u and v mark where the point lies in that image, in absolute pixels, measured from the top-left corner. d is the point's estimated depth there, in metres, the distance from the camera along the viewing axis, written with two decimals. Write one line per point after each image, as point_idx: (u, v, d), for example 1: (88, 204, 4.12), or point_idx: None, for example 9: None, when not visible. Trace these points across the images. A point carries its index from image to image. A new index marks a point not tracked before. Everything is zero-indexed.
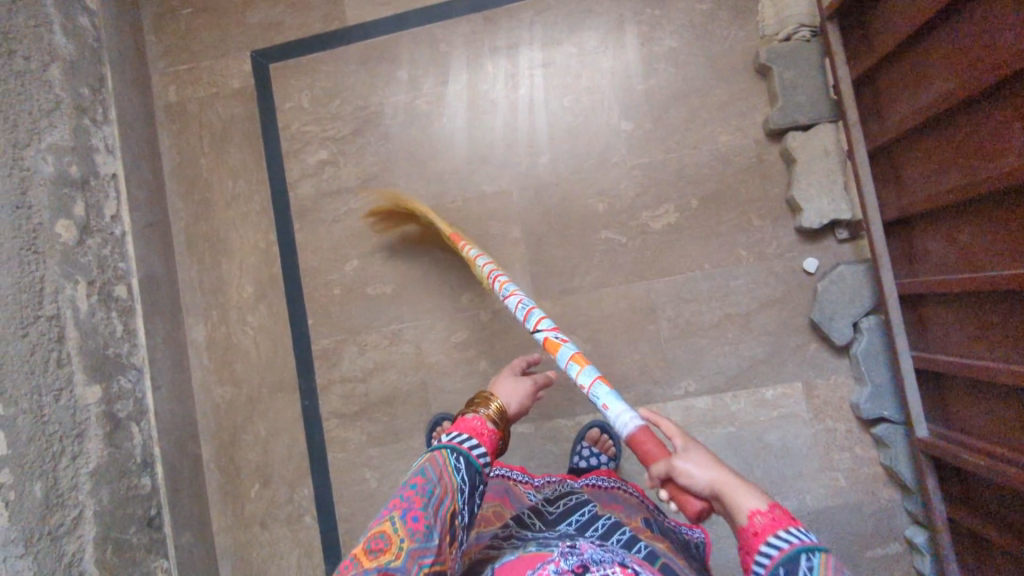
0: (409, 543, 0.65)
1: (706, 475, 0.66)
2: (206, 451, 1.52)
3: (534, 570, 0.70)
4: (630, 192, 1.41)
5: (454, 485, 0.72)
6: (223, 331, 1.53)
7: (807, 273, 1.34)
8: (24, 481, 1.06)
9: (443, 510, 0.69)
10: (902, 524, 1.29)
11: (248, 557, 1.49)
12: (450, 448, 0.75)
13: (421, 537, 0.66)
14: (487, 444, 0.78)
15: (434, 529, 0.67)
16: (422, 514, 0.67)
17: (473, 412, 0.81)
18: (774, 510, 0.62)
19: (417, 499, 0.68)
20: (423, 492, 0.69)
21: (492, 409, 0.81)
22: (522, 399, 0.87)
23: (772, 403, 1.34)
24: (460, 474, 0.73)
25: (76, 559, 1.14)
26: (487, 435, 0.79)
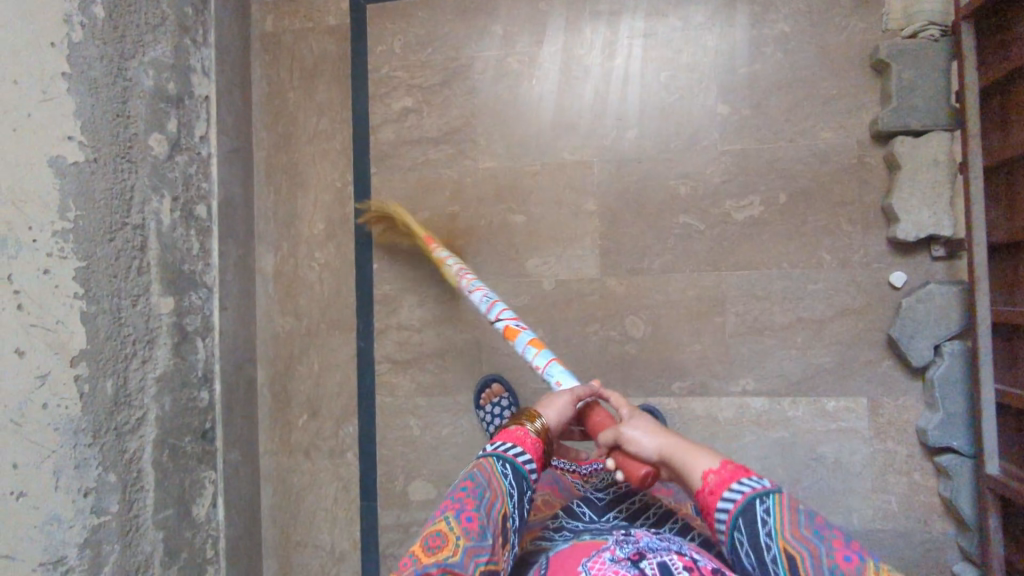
0: (465, 541, 0.62)
1: (650, 442, 0.74)
2: (261, 376, 1.56)
3: (589, 558, 0.67)
4: (715, 178, 1.36)
5: (503, 488, 0.69)
6: (290, 263, 1.56)
7: (893, 287, 1.27)
8: (98, 376, 1.12)
9: (495, 512, 0.66)
10: (951, 559, 1.23)
11: (289, 482, 1.54)
12: (495, 456, 0.72)
13: (477, 536, 0.62)
14: (532, 451, 0.75)
15: (488, 530, 0.63)
16: (475, 515, 0.64)
17: (515, 423, 0.78)
18: (725, 467, 0.65)
19: (469, 500, 0.65)
20: (474, 494, 0.66)
21: (535, 423, 0.78)
22: (562, 412, 0.83)
23: (833, 415, 1.29)
24: (508, 478, 0.70)
25: (136, 457, 1.20)
26: (531, 444, 0.75)
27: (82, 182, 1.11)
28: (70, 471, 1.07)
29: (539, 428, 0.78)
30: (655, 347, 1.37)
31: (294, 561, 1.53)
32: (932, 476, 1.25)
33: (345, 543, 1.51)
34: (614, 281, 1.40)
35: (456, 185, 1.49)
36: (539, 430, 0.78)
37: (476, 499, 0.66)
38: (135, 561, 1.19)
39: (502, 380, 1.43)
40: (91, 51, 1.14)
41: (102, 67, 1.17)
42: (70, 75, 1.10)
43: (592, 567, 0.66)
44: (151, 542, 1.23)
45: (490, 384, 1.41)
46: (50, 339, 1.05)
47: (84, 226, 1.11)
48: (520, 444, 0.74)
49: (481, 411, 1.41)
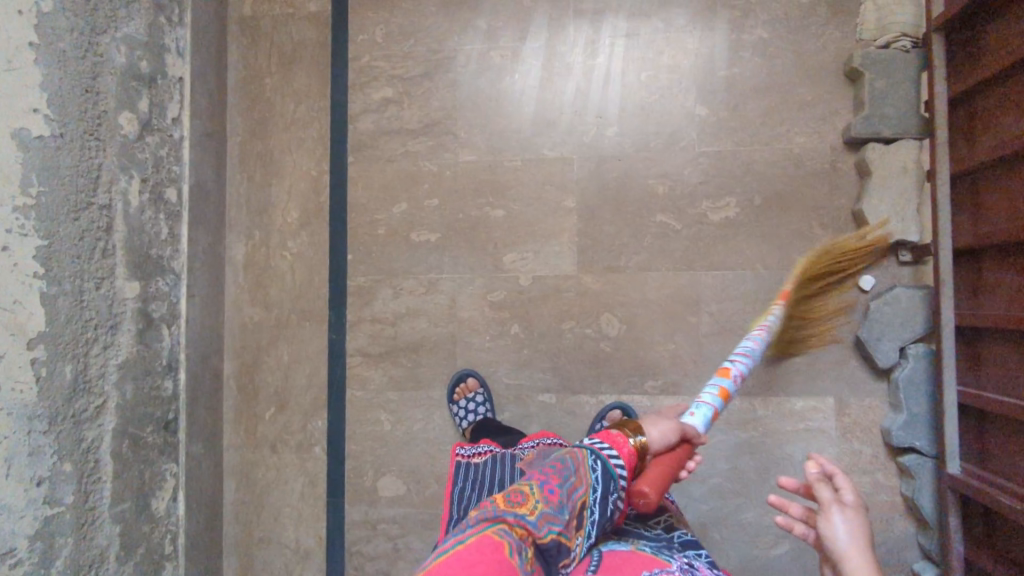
0: (542, 506, 0.60)
1: (845, 545, 0.61)
2: (227, 367, 1.52)
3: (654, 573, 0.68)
4: (692, 179, 1.38)
5: (589, 479, 0.65)
6: (262, 252, 1.53)
7: (861, 290, 1.30)
8: (57, 359, 1.07)
9: (577, 496, 0.63)
10: (911, 558, 1.26)
11: (253, 476, 1.50)
12: (589, 449, 0.68)
13: (555, 507, 0.60)
14: (627, 460, 0.69)
15: (566, 506, 0.61)
16: (557, 490, 0.61)
17: (619, 429, 0.73)
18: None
19: (554, 475, 0.62)
20: (559, 472, 0.63)
21: (639, 436, 0.72)
22: (666, 437, 0.75)
23: (801, 415, 1.31)
24: (595, 473, 0.65)
25: (94, 446, 1.15)
26: (628, 451, 0.70)
27: (46, 157, 1.06)
28: (24, 459, 1.00)
29: (639, 441, 0.72)
30: (629, 344, 1.38)
31: (256, 558, 1.49)
32: (895, 476, 1.28)
33: (310, 540, 1.48)
34: (591, 278, 1.40)
35: (435, 177, 1.48)
36: (638, 443, 0.72)
37: (561, 477, 0.63)
38: (90, 555, 1.13)
39: (477, 374, 1.42)
40: (60, 22, 1.11)
41: (72, 39, 1.13)
42: (38, 46, 1.06)
43: None
44: (107, 536, 1.17)
45: (464, 378, 1.40)
46: (7, 319, 0.99)
47: (47, 202, 1.06)
48: (615, 447, 0.70)
49: (455, 406, 1.39)
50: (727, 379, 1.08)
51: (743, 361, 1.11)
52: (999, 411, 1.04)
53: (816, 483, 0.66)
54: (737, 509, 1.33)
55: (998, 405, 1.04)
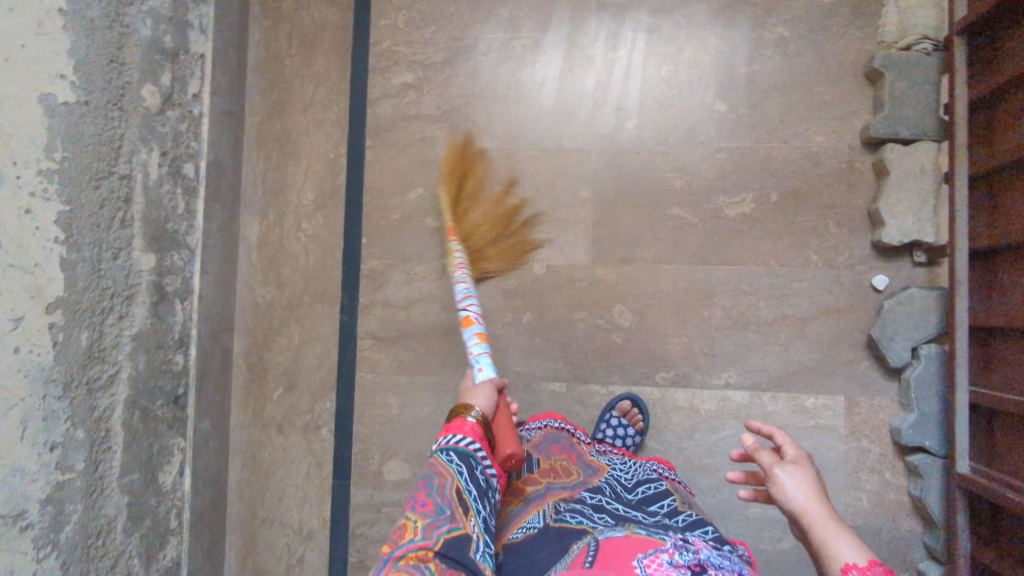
0: (422, 520, 0.73)
1: (799, 497, 0.71)
2: (238, 346, 1.52)
3: (647, 555, 0.74)
4: (710, 174, 1.38)
5: (451, 469, 0.79)
6: (276, 232, 1.53)
7: (875, 290, 1.31)
8: (74, 326, 1.07)
9: (449, 489, 0.76)
10: (916, 557, 1.27)
11: (260, 456, 1.50)
12: (440, 449, 0.83)
13: (432, 513, 0.73)
14: (474, 434, 0.86)
15: (443, 505, 0.75)
16: (428, 499, 0.75)
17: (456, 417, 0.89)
18: (874, 570, 0.62)
19: (422, 491, 0.76)
20: (426, 484, 0.77)
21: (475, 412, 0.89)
22: (492, 400, 0.95)
23: (811, 412, 1.31)
24: (452, 461, 0.80)
25: (105, 415, 1.15)
26: (470, 426, 0.87)
27: (70, 123, 1.07)
28: (38, 423, 1.00)
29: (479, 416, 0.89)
30: (641, 336, 1.38)
31: (260, 537, 1.49)
32: (902, 475, 1.28)
33: (314, 521, 1.48)
34: (604, 269, 1.41)
35: None
36: (479, 419, 0.89)
37: (429, 486, 0.77)
38: (97, 524, 1.13)
39: None
40: None
41: (99, 8, 1.13)
42: (67, 13, 1.06)
43: (648, 566, 0.71)
44: (115, 506, 1.17)
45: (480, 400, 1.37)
46: (27, 281, 0.99)
47: (70, 168, 1.06)
48: (462, 433, 0.85)
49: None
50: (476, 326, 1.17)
51: (473, 302, 1.20)
52: (1010, 410, 1.05)
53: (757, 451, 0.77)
54: (743, 504, 1.33)
55: (1008, 404, 1.05)
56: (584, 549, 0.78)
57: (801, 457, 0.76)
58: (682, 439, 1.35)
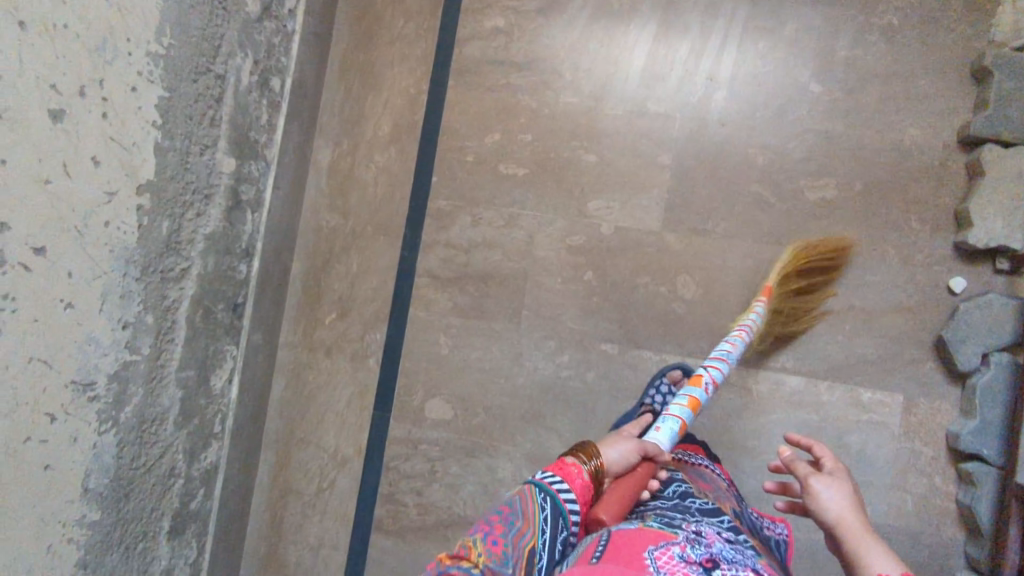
0: (486, 560, 0.67)
1: (835, 510, 0.73)
2: (296, 267, 1.54)
3: (659, 547, 0.69)
4: (795, 155, 1.35)
5: (537, 520, 0.73)
6: (348, 160, 1.53)
7: (951, 292, 1.27)
8: (158, 213, 1.08)
9: (523, 542, 0.71)
10: (956, 566, 1.24)
11: (304, 377, 1.52)
12: (537, 488, 0.77)
13: (497, 560, 0.68)
14: (577, 490, 0.79)
15: (510, 556, 0.69)
16: (501, 540, 0.70)
17: (573, 458, 0.83)
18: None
19: (498, 526, 0.71)
20: (505, 520, 0.72)
21: (591, 462, 0.82)
22: (625, 459, 0.87)
23: (866, 407, 1.29)
24: (542, 511, 0.74)
25: (173, 307, 1.16)
26: (578, 481, 0.79)
27: (180, 12, 1.07)
28: (116, 300, 1.02)
29: (594, 468, 0.81)
30: (702, 309, 1.36)
31: (294, 457, 1.51)
32: (952, 482, 1.25)
33: (349, 449, 1.49)
34: (672, 237, 1.39)
35: (532, 113, 1.47)
36: (594, 471, 0.82)
37: (508, 526, 0.72)
38: (153, 412, 1.15)
39: None
40: None
41: None
42: None
43: (659, 559, 0.68)
44: (170, 398, 1.19)
45: None
46: (124, 159, 0.99)
47: (174, 57, 1.07)
48: (567, 480, 0.79)
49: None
50: (698, 389, 1.14)
51: (716, 369, 1.17)
52: None
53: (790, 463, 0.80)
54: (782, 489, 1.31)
55: None
56: (595, 540, 0.73)
57: (837, 468, 0.78)
58: (731, 417, 1.33)
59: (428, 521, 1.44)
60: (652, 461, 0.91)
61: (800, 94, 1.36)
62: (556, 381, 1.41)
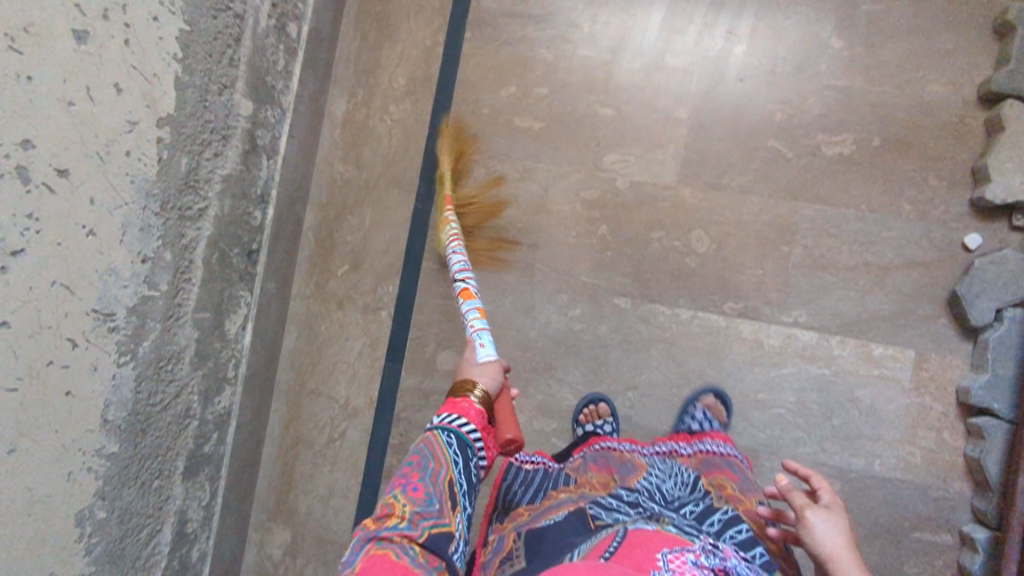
0: (412, 506, 0.73)
1: (828, 543, 0.76)
2: (309, 219, 1.53)
3: (672, 551, 0.75)
4: (814, 111, 1.35)
5: (448, 457, 0.79)
6: (362, 112, 1.53)
7: (965, 248, 1.28)
8: (176, 149, 1.08)
9: (441, 480, 0.77)
10: (961, 520, 1.25)
11: (316, 329, 1.52)
12: (442, 429, 0.83)
13: (422, 502, 0.73)
14: (475, 421, 0.86)
15: (433, 496, 0.75)
16: (420, 485, 0.75)
17: (460, 396, 0.90)
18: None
19: (413, 475, 0.76)
20: (418, 468, 0.77)
21: (474, 394, 0.90)
22: (497, 382, 0.96)
23: (878, 361, 1.29)
24: (451, 446, 0.81)
25: (190, 246, 1.17)
26: (472, 412, 0.87)
27: None
28: (136, 232, 1.03)
29: (479, 396, 0.90)
30: (716, 264, 1.36)
31: (305, 408, 1.51)
32: (961, 437, 1.26)
33: (360, 400, 1.49)
34: (688, 191, 1.38)
35: (549, 66, 1.46)
36: (480, 399, 0.90)
37: (422, 472, 0.77)
38: (169, 350, 1.15)
39: (608, 400, 1.38)
40: None
41: None
42: None
43: (671, 562, 0.72)
44: (186, 337, 1.20)
45: (597, 403, 1.36)
46: (145, 90, 1.00)
47: None
48: (464, 415, 0.86)
49: (581, 429, 1.34)
50: (473, 299, 1.22)
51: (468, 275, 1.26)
52: None
53: (787, 491, 0.83)
54: (793, 443, 1.31)
55: None
56: (611, 535, 0.80)
57: (835, 501, 0.81)
58: (741, 371, 1.34)
59: None
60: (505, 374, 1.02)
61: (819, 49, 1.35)
62: (569, 335, 1.41)
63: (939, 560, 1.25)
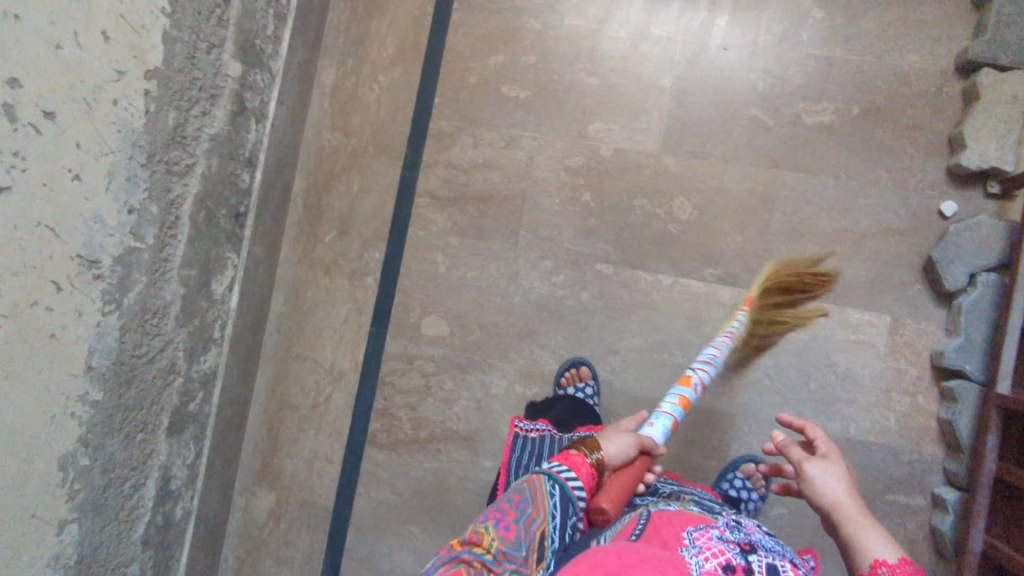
0: (500, 544, 0.69)
1: (829, 494, 0.76)
2: (298, 186, 1.55)
3: (699, 529, 0.74)
4: (795, 80, 1.37)
5: (546, 505, 0.74)
6: (351, 80, 1.54)
7: (942, 216, 1.30)
8: (164, 102, 1.10)
9: (534, 529, 0.72)
10: (933, 482, 1.27)
11: (303, 294, 1.53)
12: (546, 475, 0.78)
13: (511, 544, 0.69)
14: (585, 479, 0.79)
15: (522, 541, 0.70)
16: (513, 526, 0.71)
17: (576, 448, 0.84)
18: (904, 568, 0.67)
19: (510, 512, 0.72)
20: (516, 506, 0.73)
21: (593, 453, 0.83)
22: (625, 454, 0.87)
23: (854, 327, 1.31)
24: (552, 497, 0.75)
25: (177, 202, 1.18)
26: (585, 471, 0.80)
27: None
28: (121, 181, 1.05)
29: (597, 458, 0.83)
30: (697, 230, 1.38)
31: (291, 372, 1.53)
32: (935, 401, 1.28)
33: (345, 364, 1.50)
34: (671, 159, 1.40)
35: (536, 35, 1.47)
36: (596, 461, 0.82)
37: (518, 512, 0.72)
38: (155, 305, 1.17)
39: (588, 362, 1.40)
40: None
41: None
42: None
43: (697, 539, 0.72)
44: (172, 294, 1.21)
45: (577, 364, 1.38)
46: (133, 40, 1.02)
47: None
48: (574, 468, 0.80)
49: (562, 391, 1.36)
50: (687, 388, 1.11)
51: (705, 369, 1.13)
52: None
53: (784, 446, 0.83)
54: (771, 407, 1.33)
55: None
56: (636, 518, 0.81)
57: (832, 451, 0.81)
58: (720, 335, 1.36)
59: (421, 435, 1.46)
60: (649, 455, 0.91)
61: (801, 19, 1.37)
62: (552, 301, 1.43)
63: (912, 522, 1.28)
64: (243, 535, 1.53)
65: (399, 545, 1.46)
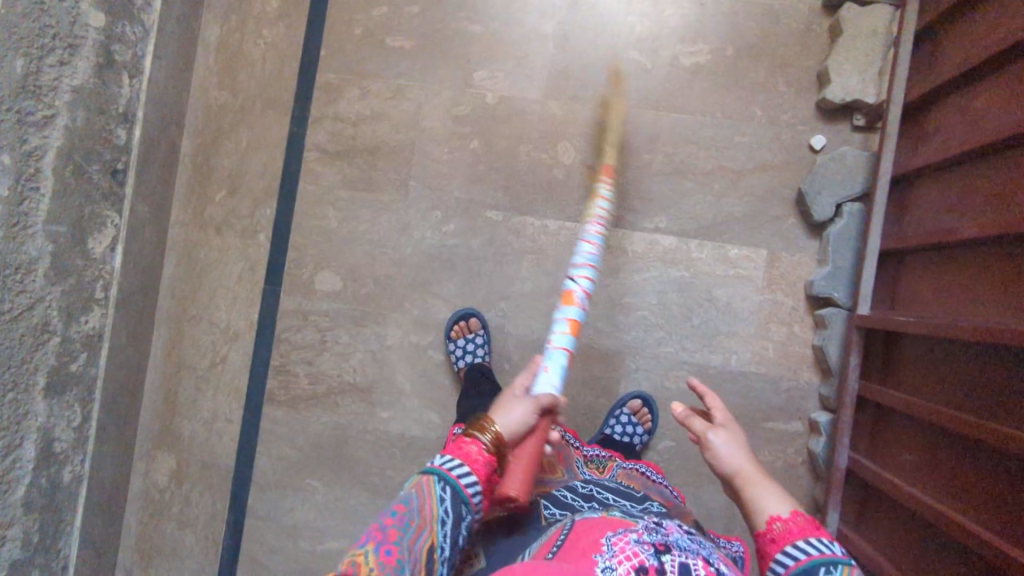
0: (378, 575, 0.64)
1: (730, 461, 0.76)
2: (186, 145, 1.51)
3: (614, 533, 0.71)
4: (672, 22, 1.38)
5: (435, 515, 0.70)
6: (235, 36, 1.51)
7: (813, 150, 1.33)
8: (8, 49, 1.10)
9: (419, 545, 0.67)
10: (810, 408, 1.32)
11: (195, 255, 1.51)
12: (437, 475, 0.72)
13: (392, 572, 0.64)
14: (480, 473, 0.73)
15: (405, 564, 0.65)
16: (395, 549, 0.66)
17: (469, 434, 0.76)
18: (797, 520, 0.67)
19: (391, 533, 0.67)
20: (399, 524, 0.68)
21: (489, 437, 0.75)
22: (524, 425, 0.79)
23: (733, 262, 1.35)
24: (443, 501, 0.70)
25: (36, 153, 1.17)
26: (480, 465, 0.73)
27: None
28: None
29: (492, 441, 0.75)
30: (582, 173, 1.40)
31: (186, 334, 1.51)
32: (810, 330, 1.33)
33: (240, 323, 1.49)
34: (555, 104, 1.41)
35: None
36: (492, 445, 0.75)
37: (401, 532, 0.67)
38: (18, 258, 1.16)
39: (478, 313, 1.41)
40: None
41: None
42: None
43: (614, 544, 0.69)
44: (38, 248, 1.19)
45: (465, 316, 1.39)
46: None
47: None
48: (467, 462, 0.73)
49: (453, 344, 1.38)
50: (572, 308, 1.10)
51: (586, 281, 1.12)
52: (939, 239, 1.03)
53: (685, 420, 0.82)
54: (656, 343, 1.36)
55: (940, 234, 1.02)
56: (559, 530, 0.78)
57: (730, 420, 0.82)
58: (606, 277, 1.38)
59: (318, 390, 1.47)
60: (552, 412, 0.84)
61: None
62: (443, 250, 1.44)
63: (791, 447, 1.33)
64: (145, 500, 1.52)
65: (301, 500, 1.46)
